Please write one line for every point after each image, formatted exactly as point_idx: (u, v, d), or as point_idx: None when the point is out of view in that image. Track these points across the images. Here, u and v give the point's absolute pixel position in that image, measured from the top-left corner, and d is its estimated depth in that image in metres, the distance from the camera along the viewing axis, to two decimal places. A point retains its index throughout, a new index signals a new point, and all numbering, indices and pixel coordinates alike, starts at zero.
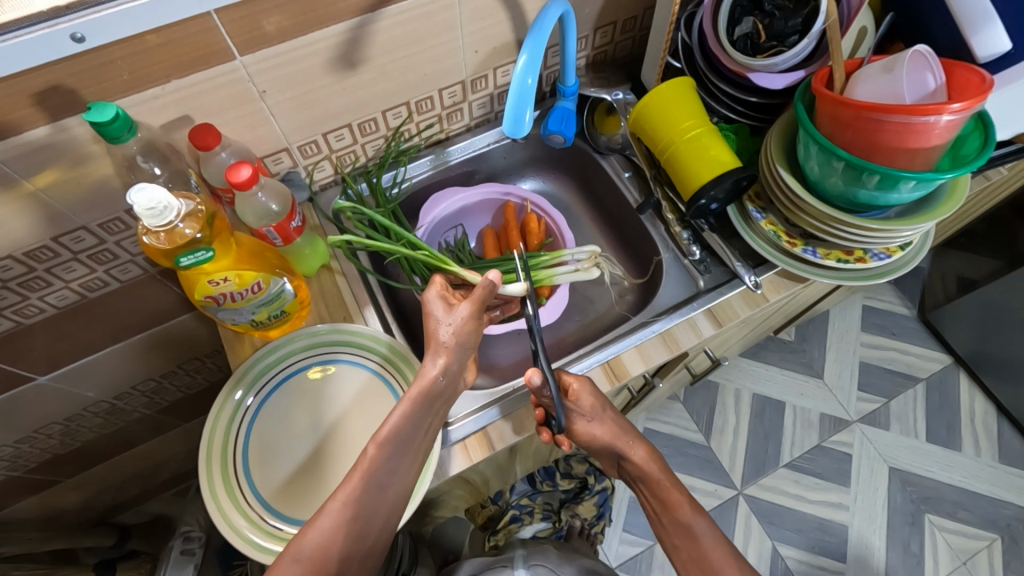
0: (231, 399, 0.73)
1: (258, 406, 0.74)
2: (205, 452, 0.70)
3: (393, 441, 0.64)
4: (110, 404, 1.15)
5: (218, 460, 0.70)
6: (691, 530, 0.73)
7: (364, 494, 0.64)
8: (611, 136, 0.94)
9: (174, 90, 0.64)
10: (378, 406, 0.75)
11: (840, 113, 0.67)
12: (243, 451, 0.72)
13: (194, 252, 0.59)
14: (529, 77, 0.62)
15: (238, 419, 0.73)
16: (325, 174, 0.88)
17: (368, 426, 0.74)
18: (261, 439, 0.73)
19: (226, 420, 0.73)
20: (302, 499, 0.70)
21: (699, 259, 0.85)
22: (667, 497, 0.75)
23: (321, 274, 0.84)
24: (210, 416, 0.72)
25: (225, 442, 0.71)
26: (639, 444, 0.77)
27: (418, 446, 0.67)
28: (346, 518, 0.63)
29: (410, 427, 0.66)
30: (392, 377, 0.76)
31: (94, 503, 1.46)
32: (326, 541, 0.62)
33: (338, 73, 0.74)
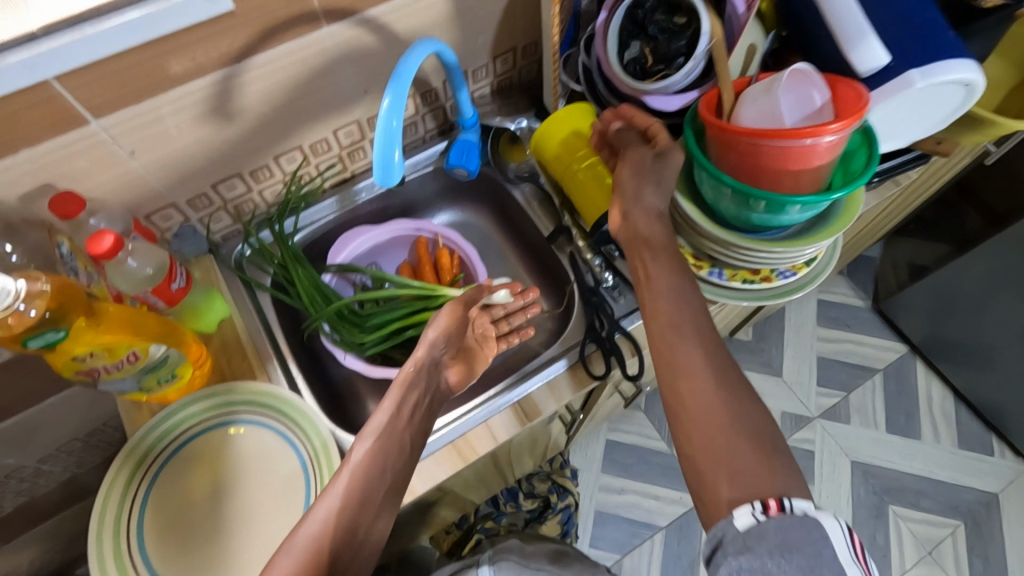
0: (124, 475, 0.70)
1: (157, 478, 0.71)
2: (93, 533, 0.67)
3: (383, 432, 0.65)
4: (36, 467, 1.11)
5: (109, 536, 0.67)
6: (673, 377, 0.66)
7: (355, 490, 0.60)
8: (518, 163, 0.90)
9: (27, 160, 0.61)
10: (289, 472, 0.72)
11: (722, 139, 0.66)
12: (141, 526, 0.69)
13: (42, 334, 0.55)
14: (393, 120, 0.60)
15: (131, 494, 0.70)
16: (223, 224, 0.86)
17: (273, 491, 0.71)
18: (160, 512, 0.70)
19: (118, 497, 0.69)
20: (198, 574, 0.67)
21: (612, 285, 0.83)
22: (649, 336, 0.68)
23: (223, 328, 0.81)
24: (100, 496, 0.69)
25: (120, 517, 0.68)
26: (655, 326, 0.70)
27: (401, 437, 0.66)
28: (337, 514, 0.58)
29: (392, 428, 0.66)
30: (314, 479, 0.70)
31: (45, 562, 1.42)
32: (321, 534, 0.57)
33: (212, 125, 0.71)
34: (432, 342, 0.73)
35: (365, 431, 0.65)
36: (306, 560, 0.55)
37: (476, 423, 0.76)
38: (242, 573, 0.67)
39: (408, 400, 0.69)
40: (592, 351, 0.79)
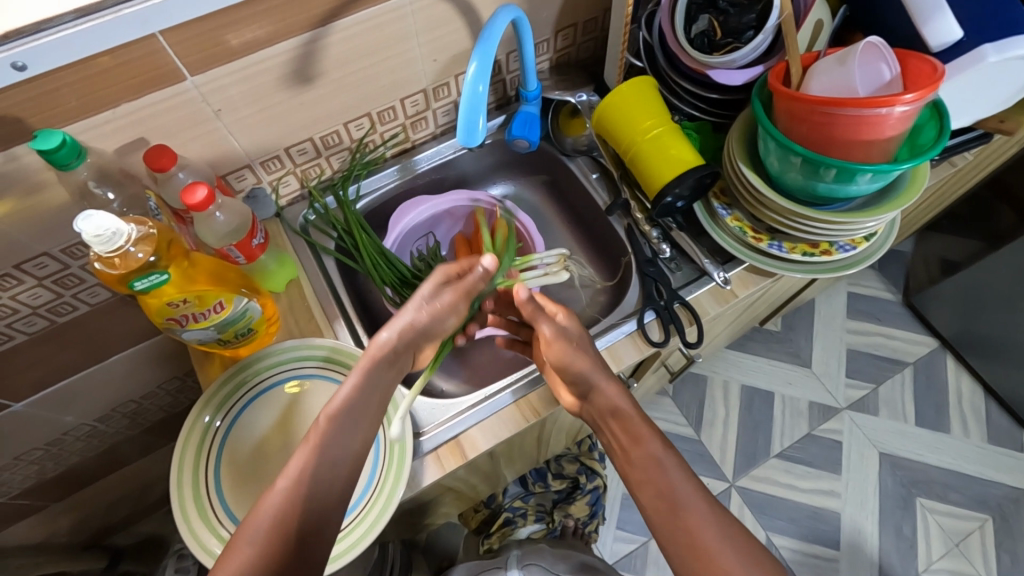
0: (200, 422, 0.72)
1: (229, 427, 0.74)
2: (174, 480, 0.69)
3: (345, 415, 0.61)
4: (92, 427, 1.14)
5: (189, 482, 0.69)
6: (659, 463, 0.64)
7: (319, 465, 0.58)
8: (577, 138, 0.93)
9: (125, 114, 0.64)
10: None
11: (794, 108, 0.67)
12: (218, 474, 0.71)
13: (149, 276, 0.58)
14: (479, 85, 0.62)
15: (207, 443, 0.72)
16: (290, 188, 0.88)
17: None
18: (233, 462, 0.73)
19: (195, 445, 0.71)
20: None
21: (669, 257, 0.85)
22: (635, 431, 0.66)
23: (290, 289, 0.83)
24: (179, 443, 0.71)
25: (197, 463, 0.71)
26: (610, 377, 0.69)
27: (366, 411, 0.64)
28: (301, 491, 0.57)
29: (359, 398, 0.63)
30: (343, 377, 0.76)
31: (85, 525, 1.45)
32: (286, 513, 0.55)
33: (293, 88, 0.73)
34: (408, 326, 0.66)
35: (324, 413, 0.61)
36: (268, 545, 0.53)
37: (536, 386, 0.78)
38: None
39: (372, 378, 0.64)
40: (651, 319, 0.81)
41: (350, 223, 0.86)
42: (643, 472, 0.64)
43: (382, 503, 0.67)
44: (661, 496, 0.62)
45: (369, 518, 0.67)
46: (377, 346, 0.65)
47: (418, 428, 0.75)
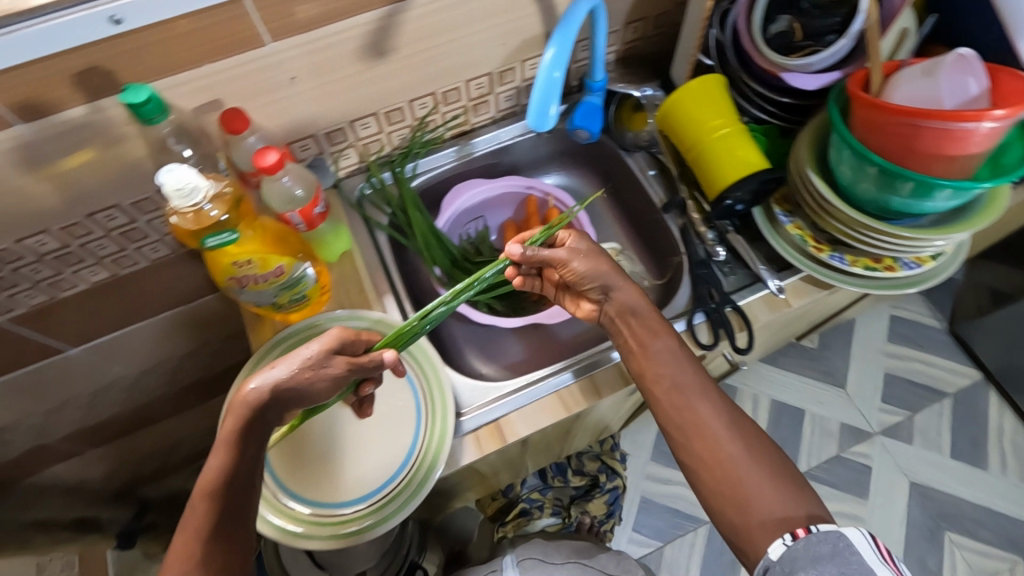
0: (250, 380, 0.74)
1: None
2: None
3: (220, 493, 0.55)
4: (135, 380, 1.17)
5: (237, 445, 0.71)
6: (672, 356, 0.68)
7: (208, 550, 0.54)
8: (637, 132, 0.92)
9: (206, 75, 0.66)
10: (402, 400, 0.75)
11: (873, 117, 0.65)
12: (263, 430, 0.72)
13: (219, 235, 0.60)
14: (555, 71, 0.63)
15: None
16: (350, 161, 0.89)
17: (382, 413, 0.75)
18: None
19: None
20: (312, 483, 0.70)
21: (723, 260, 0.83)
22: (652, 325, 0.69)
23: (343, 261, 0.84)
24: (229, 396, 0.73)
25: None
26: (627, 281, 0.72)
27: (246, 485, 0.57)
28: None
29: (236, 473, 0.56)
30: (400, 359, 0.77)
31: (117, 476, 1.50)
32: None
33: (366, 61, 0.74)
34: (286, 382, 0.58)
35: (196, 493, 0.56)
36: None
37: (579, 376, 0.78)
38: (356, 487, 0.70)
39: (235, 454, 0.56)
40: (701, 321, 0.80)
41: (403, 202, 0.87)
42: (661, 363, 0.67)
43: (419, 480, 0.69)
44: (676, 388, 0.66)
45: (411, 488, 0.69)
46: (243, 402, 0.57)
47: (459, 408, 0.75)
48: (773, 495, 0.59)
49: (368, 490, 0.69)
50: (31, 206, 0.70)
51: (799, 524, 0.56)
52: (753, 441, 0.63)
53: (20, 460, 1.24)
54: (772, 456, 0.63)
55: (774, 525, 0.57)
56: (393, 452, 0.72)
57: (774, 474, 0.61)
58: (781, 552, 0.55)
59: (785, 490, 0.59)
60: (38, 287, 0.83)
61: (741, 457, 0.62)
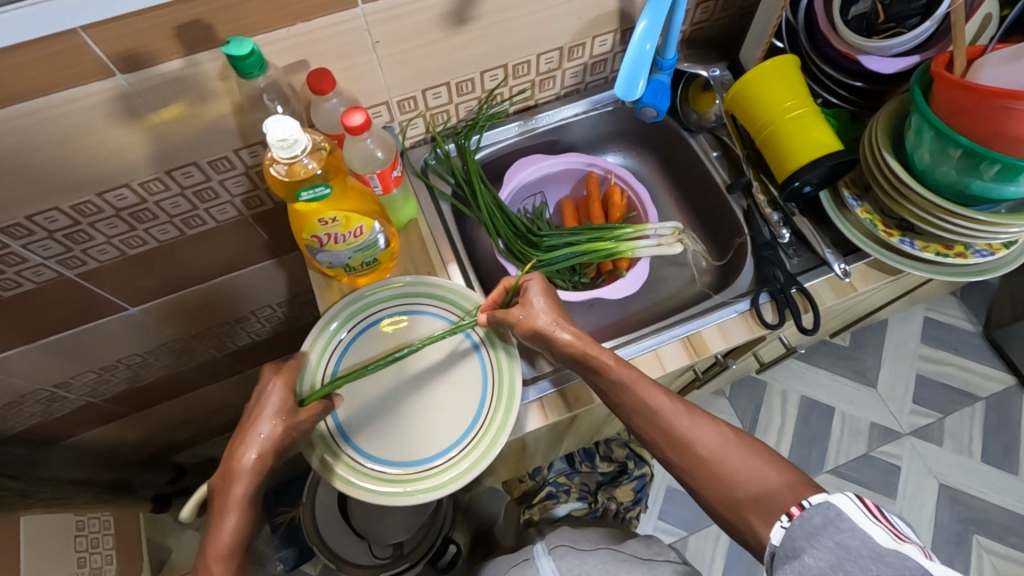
0: (328, 330, 0.76)
1: (350, 341, 0.77)
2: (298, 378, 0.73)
3: (234, 551, 0.60)
4: (185, 344, 1.20)
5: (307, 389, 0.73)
6: (624, 383, 0.66)
7: None
8: (703, 114, 0.92)
9: (298, 33, 0.67)
10: (467, 368, 0.75)
11: (962, 98, 0.65)
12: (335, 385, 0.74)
13: (313, 188, 0.62)
14: (647, 44, 0.65)
15: (330, 350, 0.76)
16: (417, 131, 0.90)
17: (448, 379, 0.75)
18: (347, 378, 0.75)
19: (321, 349, 0.75)
20: (376, 440, 0.72)
21: (788, 242, 0.83)
22: (596, 362, 0.67)
23: (409, 228, 0.86)
24: (308, 342, 0.75)
25: (315, 372, 0.74)
26: (566, 327, 0.70)
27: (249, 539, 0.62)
28: None
29: (245, 530, 0.62)
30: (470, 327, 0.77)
31: (154, 440, 1.53)
32: None
33: (448, 28, 0.74)
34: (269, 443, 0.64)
35: (211, 555, 0.60)
36: None
37: (645, 350, 0.78)
38: (416, 449, 0.71)
39: (240, 509, 0.61)
40: (766, 301, 0.80)
41: (468, 172, 0.87)
42: (618, 395, 0.67)
43: (476, 455, 0.70)
44: (639, 410, 0.66)
45: (486, 441, 0.71)
46: (243, 466, 0.62)
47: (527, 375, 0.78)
48: (757, 471, 0.60)
49: (447, 444, 0.71)
50: (117, 159, 0.72)
51: (792, 503, 0.55)
52: (724, 431, 0.63)
53: (68, 418, 1.27)
54: (745, 438, 0.63)
55: (763, 511, 0.57)
56: (455, 419, 0.72)
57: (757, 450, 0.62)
58: (782, 536, 0.53)
59: (766, 464, 0.60)
60: (109, 242, 0.85)
61: (713, 453, 0.62)
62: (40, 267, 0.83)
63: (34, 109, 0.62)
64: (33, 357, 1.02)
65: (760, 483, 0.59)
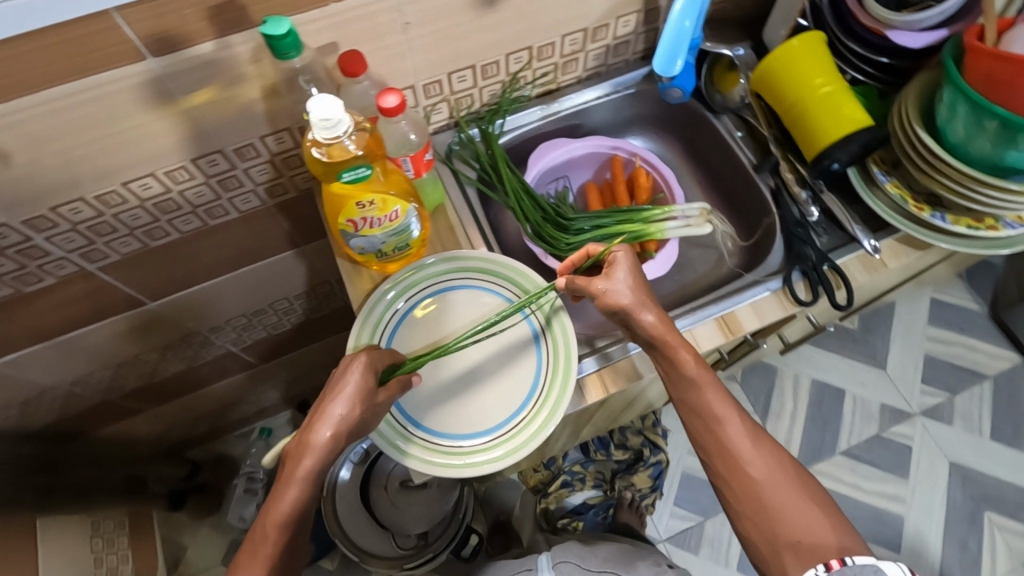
0: (384, 297, 0.77)
1: (407, 311, 0.77)
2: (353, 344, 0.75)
3: (293, 523, 0.61)
4: (203, 338, 1.18)
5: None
6: (695, 382, 0.65)
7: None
8: (728, 94, 0.91)
9: (331, 14, 0.66)
10: (523, 342, 0.76)
11: (999, 69, 0.65)
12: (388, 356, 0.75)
13: (354, 169, 0.62)
14: (686, 20, 0.69)
15: (387, 318, 0.76)
16: (441, 116, 0.89)
17: (503, 353, 0.76)
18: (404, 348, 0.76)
19: (377, 317, 0.76)
20: (434, 411, 0.74)
21: (817, 221, 0.83)
22: (673, 354, 0.67)
23: (437, 214, 0.85)
24: (365, 309, 0.76)
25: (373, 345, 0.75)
26: (650, 310, 0.69)
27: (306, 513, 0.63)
28: None
29: (305, 506, 0.62)
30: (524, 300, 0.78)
31: (169, 437, 1.52)
32: None
33: (477, 9, 0.74)
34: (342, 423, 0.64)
35: (269, 522, 0.60)
36: None
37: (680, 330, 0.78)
38: (473, 421, 0.73)
39: (302, 483, 0.62)
40: (797, 280, 0.80)
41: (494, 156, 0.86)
42: (682, 391, 0.67)
43: (534, 427, 0.72)
44: (696, 410, 0.65)
45: (555, 395, 0.73)
46: (318, 444, 0.62)
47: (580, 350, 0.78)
48: (803, 516, 0.58)
49: (502, 418, 0.73)
50: (143, 147, 0.71)
51: (833, 555, 0.55)
52: (784, 464, 0.61)
53: (82, 416, 1.25)
54: (797, 471, 0.61)
55: (798, 550, 0.57)
56: (511, 392, 0.74)
57: (803, 491, 0.60)
58: None
59: (814, 511, 0.58)
60: (132, 234, 0.84)
61: (765, 479, 0.61)
62: (61, 260, 0.82)
63: (64, 94, 0.61)
64: (50, 354, 1.00)
65: (802, 525, 0.58)
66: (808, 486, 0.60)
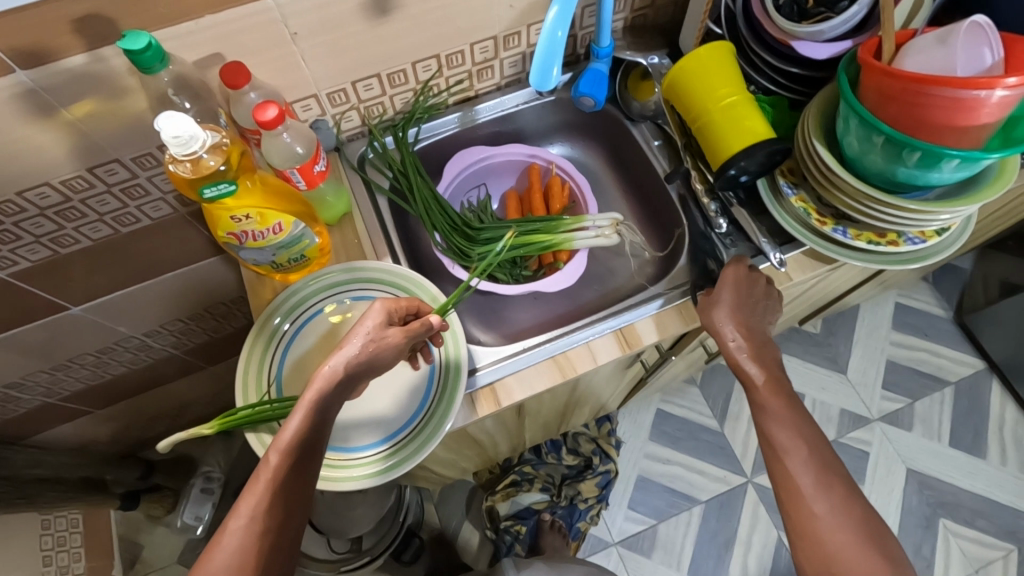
0: (271, 322, 0.76)
1: (297, 330, 0.77)
2: (240, 372, 0.74)
3: (297, 452, 0.59)
4: (140, 341, 1.18)
5: (254, 388, 0.74)
6: (767, 409, 0.65)
7: (271, 507, 0.57)
8: (644, 102, 0.91)
9: (206, 27, 0.65)
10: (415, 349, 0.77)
11: (885, 86, 0.64)
12: (280, 375, 0.75)
13: (217, 185, 0.62)
14: (558, 31, 0.64)
15: (274, 342, 0.76)
16: (352, 124, 0.88)
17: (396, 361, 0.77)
18: (293, 374, 0.75)
19: (265, 342, 0.75)
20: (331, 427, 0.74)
21: (725, 232, 0.82)
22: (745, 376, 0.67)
23: (344, 223, 0.84)
24: (250, 337, 0.75)
25: (262, 371, 0.75)
26: (734, 329, 0.70)
27: (315, 447, 0.61)
28: (256, 532, 0.56)
29: (311, 436, 0.60)
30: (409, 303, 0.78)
31: (122, 437, 1.53)
32: (241, 557, 0.54)
33: (370, 18, 0.73)
34: (315, 414, 0.61)
35: (273, 448, 0.59)
36: None
37: (577, 343, 0.78)
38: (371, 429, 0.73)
39: (315, 406, 0.61)
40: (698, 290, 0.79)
41: (403, 166, 0.86)
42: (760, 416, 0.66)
43: (429, 429, 0.72)
44: (768, 440, 0.64)
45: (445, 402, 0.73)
46: (328, 373, 0.62)
47: (475, 363, 0.77)
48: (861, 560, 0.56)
49: (400, 424, 0.73)
50: (31, 158, 0.71)
51: None
52: (849, 509, 0.59)
53: (26, 418, 1.26)
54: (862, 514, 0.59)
55: None
56: (408, 397, 0.75)
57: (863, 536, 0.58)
58: None
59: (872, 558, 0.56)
60: (39, 242, 0.83)
61: (829, 517, 0.58)
62: None
63: None
64: None
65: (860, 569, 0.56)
66: (873, 535, 0.58)
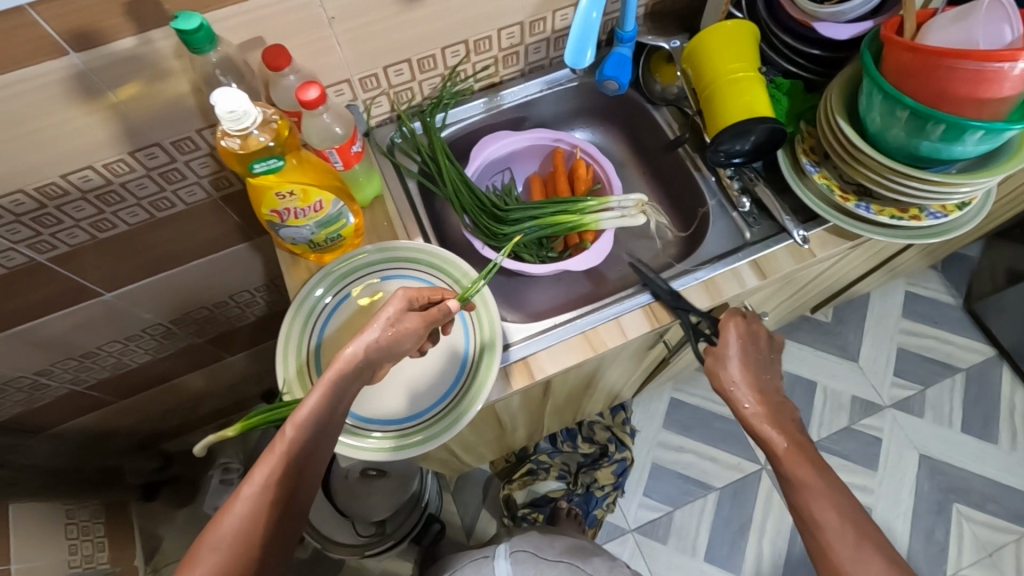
0: (312, 296, 0.78)
1: (335, 306, 0.79)
2: (281, 345, 0.76)
3: (315, 428, 0.58)
4: (166, 329, 1.20)
5: (294, 360, 0.76)
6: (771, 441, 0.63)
7: (284, 481, 0.55)
8: (667, 85, 0.93)
9: (250, 10, 0.67)
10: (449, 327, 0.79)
11: (910, 60, 0.66)
12: (319, 350, 0.77)
13: (267, 160, 0.65)
14: None
15: (314, 316, 0.78)
16: (382, 109, 0.90)
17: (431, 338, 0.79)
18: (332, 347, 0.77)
19: (305, 316, 0.77)
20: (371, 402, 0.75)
21: (747, 211, 0.85)
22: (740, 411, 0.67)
23: (375, 205, 0.86)
24: (291, 311, 0.77)
25: (301, 344, 0.76)
26: (730, 367, 0.70)
27: (329, 425, 0.60)
28: (268, 503, 0.54)
29: (327, 414, 0.60)
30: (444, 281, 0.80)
31: (143, 428, 1.55)
32: (250, 528, 0.52)
33: (402, 3, 0.75)
34: (332, 394, 0.60)
35: (289, 421, 0.58)
36: (235, 557, 0.51)
37: (606, 320, 0.80)
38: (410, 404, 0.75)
39: (336, 384, 0.61)
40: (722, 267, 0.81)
41: (431, 149, 0.88)
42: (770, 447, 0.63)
43: (464, 404, 0.74)
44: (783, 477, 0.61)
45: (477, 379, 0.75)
46: (351, 356, 0.62)
47: (508, 338, 0.79)
48: None
49: (437, 398, 0.75)
50: (77, 141, 0.73)
51: None
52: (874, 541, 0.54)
53: (52, 406, 1.28)
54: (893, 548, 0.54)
55: None
56: (443, 374, 0.77)
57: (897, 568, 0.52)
58: None
59: None
60: (78, 226, 0.85)
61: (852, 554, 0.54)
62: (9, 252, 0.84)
63: None
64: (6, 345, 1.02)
65: None
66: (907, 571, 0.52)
